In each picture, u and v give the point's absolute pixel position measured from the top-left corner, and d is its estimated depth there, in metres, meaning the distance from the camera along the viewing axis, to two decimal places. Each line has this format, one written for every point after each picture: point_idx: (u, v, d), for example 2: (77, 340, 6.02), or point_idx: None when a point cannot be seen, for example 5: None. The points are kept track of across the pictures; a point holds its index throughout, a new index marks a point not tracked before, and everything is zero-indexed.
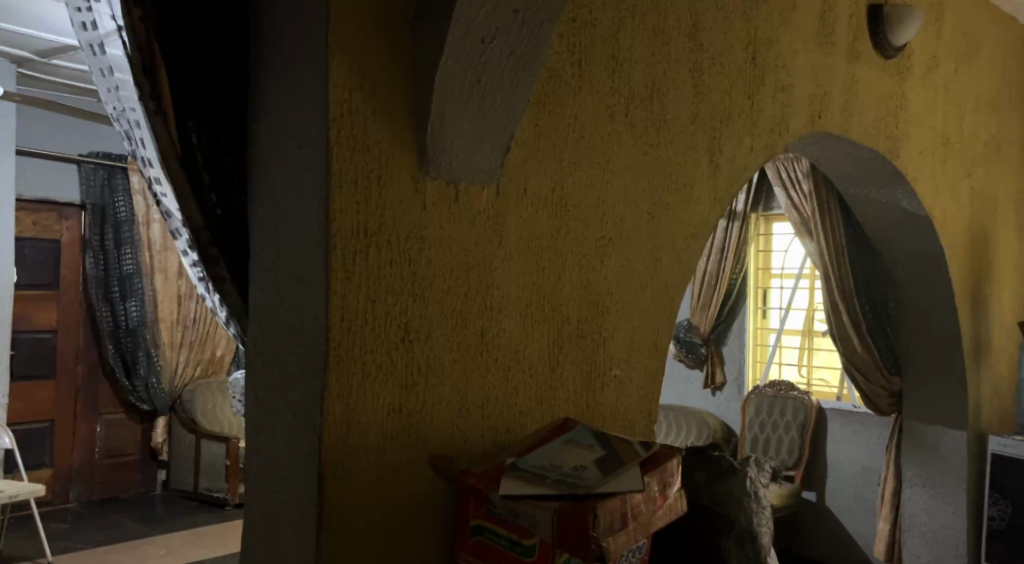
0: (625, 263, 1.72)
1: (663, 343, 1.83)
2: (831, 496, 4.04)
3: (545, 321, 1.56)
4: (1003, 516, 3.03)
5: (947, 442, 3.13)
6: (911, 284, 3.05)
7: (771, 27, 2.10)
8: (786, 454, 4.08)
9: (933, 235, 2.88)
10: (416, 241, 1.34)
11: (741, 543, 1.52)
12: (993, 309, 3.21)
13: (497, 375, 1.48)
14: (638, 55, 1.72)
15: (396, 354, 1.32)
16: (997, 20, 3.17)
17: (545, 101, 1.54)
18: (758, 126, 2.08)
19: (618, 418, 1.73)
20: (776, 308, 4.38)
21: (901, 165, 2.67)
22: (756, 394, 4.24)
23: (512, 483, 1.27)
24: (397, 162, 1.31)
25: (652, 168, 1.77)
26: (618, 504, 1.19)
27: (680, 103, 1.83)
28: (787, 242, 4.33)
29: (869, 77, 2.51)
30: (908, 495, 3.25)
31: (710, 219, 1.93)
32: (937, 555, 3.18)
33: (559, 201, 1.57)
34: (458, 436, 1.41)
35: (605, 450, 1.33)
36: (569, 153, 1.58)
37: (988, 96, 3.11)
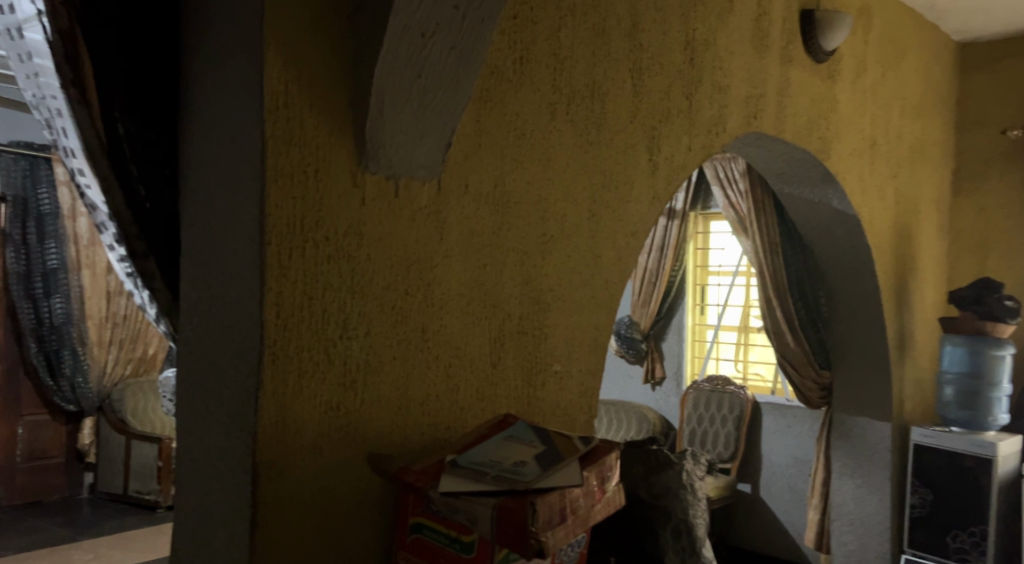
0: (566, 260, 1.74)
1: (603, 340, 1.85)
2: (764, 487, 4.15)
3: (485, 317, 1.56)
4: (924, 504, 3.13)
5: (873, 434, 3.26)
6: (843, 282, 3.14)
7: (708, 29, 2.14)
8: (722, 447, 4.16)
9: (861, 234, 2.97)
10: (354, 237, 1.32)
11: (677, 535, 1.57)
12: (916, 306, 3.34)
13: (438, 371, 1.47)
14: (579, 54, 1.73)
15: (334, 351, 1.30)
16: (922, 27, 3.28)
17: (487, 97, 1.53)
18: (696, 126, 2.11)
19: (558, 414, 1.74)
20: (713, 305, 4.46)
21: (831, 166, 2.75)
22: (694, 388, 4.31)
23: (452, 480, 1.26)
24: (336, 156, 1.29)
25: (592, 166, 1.78)
26: (557, 499, 1.20)
27: (620, 102, 1.85)
28: (724, 241, 4.41)
29: (801, 80, 2.57)
30: (837, 485, 3.36)
31: (649, 217, 1.96)
32: (863, 543, 3.29)
33: (501, 198, 1.57)
34: (398, 434, 1.40)
35: (545, 445, 1.33)
36: (510, 150, 1.59)
37: (912, 101, 3.23)
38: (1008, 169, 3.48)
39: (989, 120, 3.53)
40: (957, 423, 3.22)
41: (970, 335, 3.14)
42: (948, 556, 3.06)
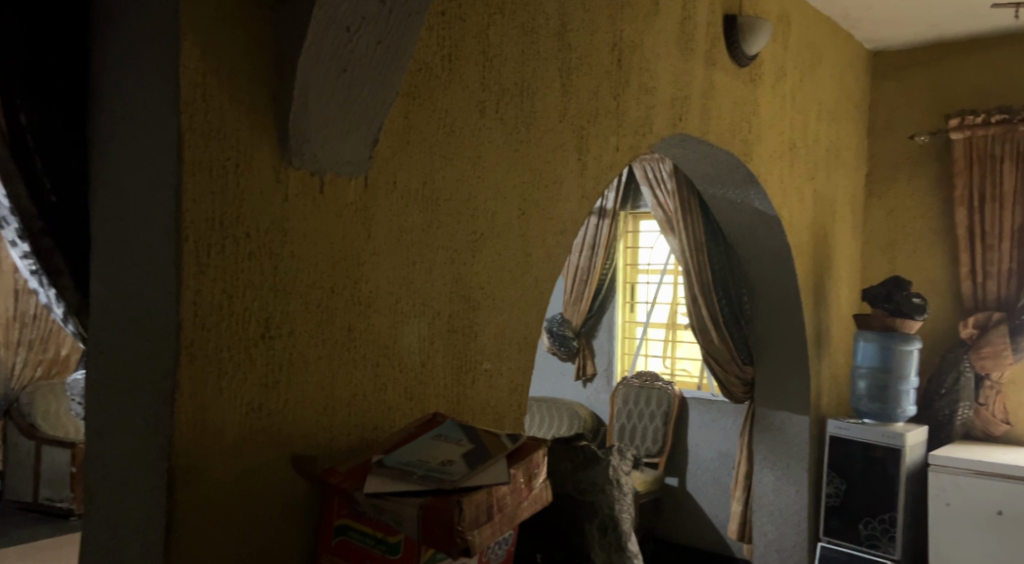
0: (496, 258, 1.74)
1: (533, 338, 1.86)
2: (690, 480, 4.24)
3: (414, 316, 1.55)
4: (838, 493, 3.21)
5: (792, 426, 3.36)
6: (764, 280, 3.25)
7: (635, 31, 2.17)
8: (650, 442, 4.24)
9: (781, 234, 3.07)
10: (277, 234, 1.29)
11: (603, 530, 1.59)
12: (832, 303, 3.47)
13: (366, 370, 1.45)
14: (509, 53, 1.73)
15: (256, 350, 1.27)
16: (837, 35, 3.41)
17: (415, 93, 1.52)
18: (623, 127, 2.14)
19: (489, 413, 1.74)
20: (642, 303, 4.54)
21: (753, 168, 2.83)
22: (623, 384, 4.37)
23: (378, 480, 1.25)
24: (258, 151, 1.26)
25: (522, 165, 1.79)
26: (484, 497, 1.20)
27: (549, 102, 1.86)
28: (653, 239, 4.50)
29: (724, 83, 2.64)
30: (758, 477, 3.46)
31: (579, 217, 1.98)
32: (782, 532, 3.39)
33: (430, 196, 1.56)
34: (323, 435, 1.38)
35: (473, 443, 1.33)
36: (440, 147, 1.58)
37: (828, 106, 3.35)
38: (916, 172, 3.64)
39: (898, 126, 3.69)
40: (869, 415, 3.34)
41: (880, 331, 3.26)
42: (859, 542, 3.15)
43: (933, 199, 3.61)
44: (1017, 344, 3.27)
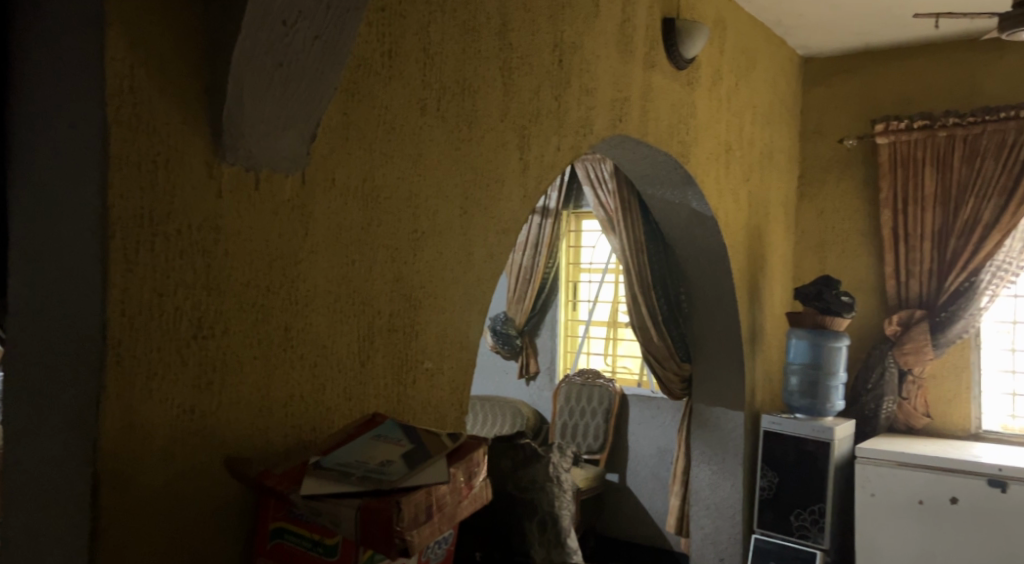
0: (437, 256, 1.73)
1: (475, 337, 1.86)
2: (630, 476, 4.30)
3: (354, 315, 1.53)
4: (772, 486, 3.30)
5: (727, 421, 3.44)
6: (700, 278, 3.32)
7: (575, 32, 2.18)
8: (592, 439, 4.27)
9: (718, 233, 3.13)
10: (210, 231, 1.26)
11: (543, 527, 1.59)
12: (766, 302, 3.56)
13: (304, 370, 1.43)
14: (449, 51, 1.72)
15: (187, 351, 1.24)
16: (771, 40, 3.49)
17: (354, 89, 1.50)
18: (564, 127, 2.16)
19: (429, 411, 1.73)
20: (584, 301, 4.58)
21: (691, 169, 2.88)
22: (566, 382, 4.42)
23: (314, 482, 1.23)
24: (189, 146, 1.23)
25: (463, 163, 1.78)
26: (423, 497, 1.20)
27: (490, 102, 1.86)
28: (595, 239, 4.54)
29: (663, 86, 2.68)
30: (695, 472, 3.53)
31: (520, 216, 1.98)
32: (717, 525, 3.46)
33: (370, 193, 1.55)
34: (258, 437, 1.35)
35: (413, 443, 1.32)
36: (379, 145, 1.56)
37: (762, 109, 3.44)
38: (845, 175, 3.76)
39: (828, 130, 3.81)
40: (800, 410, 3.41)
41: (811, 329, 3.35)
42: (790, 533, 3.24)
43: (860, 200, 3.72)
44: (937, 340, 3.40)
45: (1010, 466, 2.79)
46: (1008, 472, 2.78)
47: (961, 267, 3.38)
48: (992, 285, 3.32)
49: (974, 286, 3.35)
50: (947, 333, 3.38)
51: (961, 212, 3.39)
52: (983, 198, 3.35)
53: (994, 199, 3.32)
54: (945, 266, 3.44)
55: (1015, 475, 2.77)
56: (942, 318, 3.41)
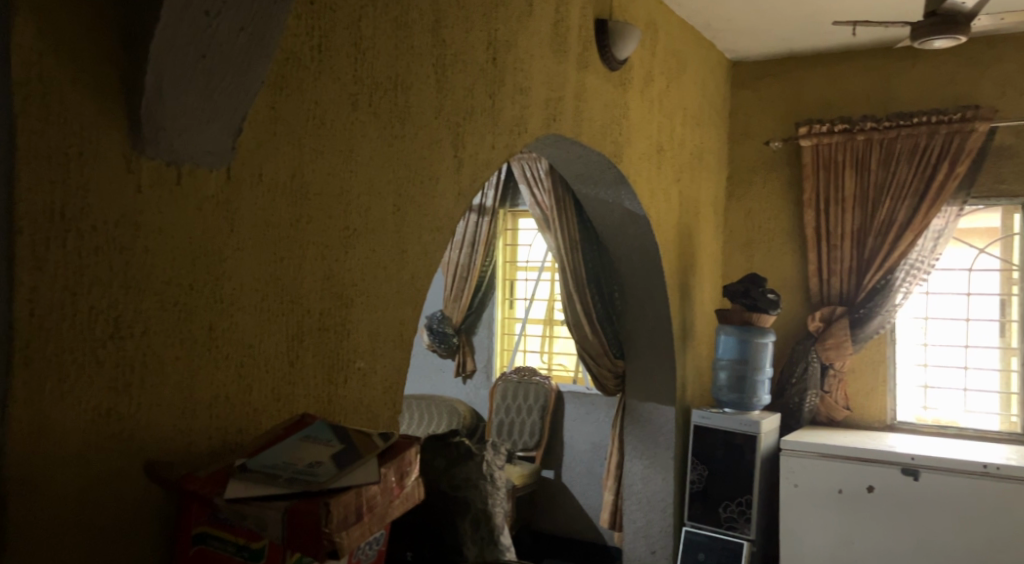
0: (369, 254, 1.71)
1: (409, 335, 1.84)
2: (566, 472, 4.32)
3: (282, 314, 1.50)
4: (701, 479, 3.36)
5: (659, 416, 3.50)
6: (633, 276, 3.37)
7: (509, 31, 2.18)
8: (528, 436, 4.29)
9: (650, 232, 3.18)
10: (129, 227, 1.22)
11: (476, 524, 1.61)
12: (696, 299, 3.63)
13: (230, 371, 1.40)
14: (381, 46, 1.70)
15: (103, 352, 1.20)
16: (700, 44, 3.56)
17: (282, 83, 1.47)
18: (498, 125, 2.16)
19: (361, 411, 1.71)
20: (521, 299, 4.59)
21: (624, 169, 2.92)
22: (502, 380, 4.42)
23: (239, 485, 1.20)
24: (106, 138, 1.18)
25: (396, 160, 1.77)
26: (353, 498, 1.19)
27: (423, 98, 1.84)
28: (531, 237, 4.57)
29: (596, 86, 2.71)
30: (628, 467, 3.58)
31: (454, 214, 1.98)
32: (649, 518, 3.51)
33: (299, 189, 1.52)
34: (180, 440, 1.31)
35: (344, 443, 1.30)
36: (309, 139, 1.53)
37: (692, 111, 3.51)
38: (771, 176, 3.86)
39: (755, 133, 3.91)
40: (729, 404, 3.48)
41: (738, 325, 3.44)
42: (719, 525, 3.30)
43: (785, 201, 3.83)
44: (857, 336, 3.53)
45: (921, 455, 2.91)
46: (920, 461, 2.90)
47: (878, 265, 3.52)
48: (906, 284, 3.46)
49: (890, 284, 3.49)
50: (865, 328, 3.52)
51: (878, 212, 3.53)
52: (898, 199, 3.49)
53: (908, 200, 3.46)
54: (864, 264, 3.57)
55: (927, 463, 2.89)
56: (861, 314, 3.54)
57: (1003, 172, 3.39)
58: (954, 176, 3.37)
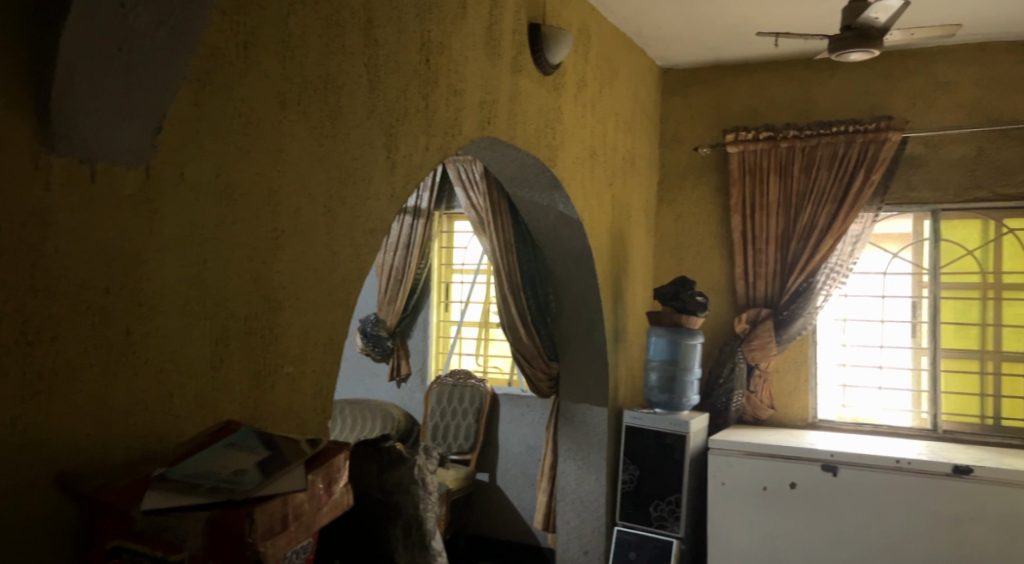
0: (299, 256, 1.68)
1: (340, 339, 1.82)
2: (500, 475, 4.33)
3: (206, 317, 1.46)
4: (632, 479, 3.40)
5: (592, 417, 3.54)
6: (568, 279, 3.40)
7: (442, 32, 2.18)
8: (463, 439, 4.28)
9: (582, 235, 3.22)
10: (38, 228, 1.17)
11: (407, 531, 1.61)
12: (628, 301, 3.69)
13: (148, 378, 1.35)
14: (311, 44, 1.68)
15: (9, 358, 1.15)
16: (632, 50, 3.62)
17: (206, 79, 1.43)
18: (432, 127, 2.14)
19: (289, 417, 1.67)
20: (456, 302, 4.58)
21: (558, 173, 2.95)
22: (437, 383, 4.41)
23: (159, 495, 1.17)
24: (13, 134, 1.13)
25: (327, 160, 1.74)
26: (278, 506, 1.18)
27: (355, 98, 1.82)
28: (466, 240, 4.57)
29: (530, 90, 2.72)
30: (562, 468, 3.60)
31: (387, 216, 1.96)
32: (582, 519, 3.54)
33: (224, 189, 1.48)
34: (96, 449, 1.27)
35: (270, 450, 1.28)
36: (235, 138, 1.50)
37: (624, 116, 3.56)
38: (700, 181, 3.95)
39: (685, 138, 3.99)
40: (659, 405, 3.53)
41: (668, 327, 3.49)
42: (650, 524, 3.35)
43: (714, 205, 3.92)
44: (781, 337, 3.64)
45: (840, 451, 3.02)
46: (839, 457, 3.01)
47: (801, 269, 3.63)
48: (826, 286, 3.58)
49: (811, 287, 3.61)
50: (788, 330, 3.63)
51: (800, 217, 3.64)
52: (819, 205, 3.61)
53: (828, 205, 3.58)
54: (787, 267, 3.68)
55: (845, 459, 3.00)
56: (784, 316, 3.65)
57: (914, 181, 3.55)
58: (871, 184, 3.51)
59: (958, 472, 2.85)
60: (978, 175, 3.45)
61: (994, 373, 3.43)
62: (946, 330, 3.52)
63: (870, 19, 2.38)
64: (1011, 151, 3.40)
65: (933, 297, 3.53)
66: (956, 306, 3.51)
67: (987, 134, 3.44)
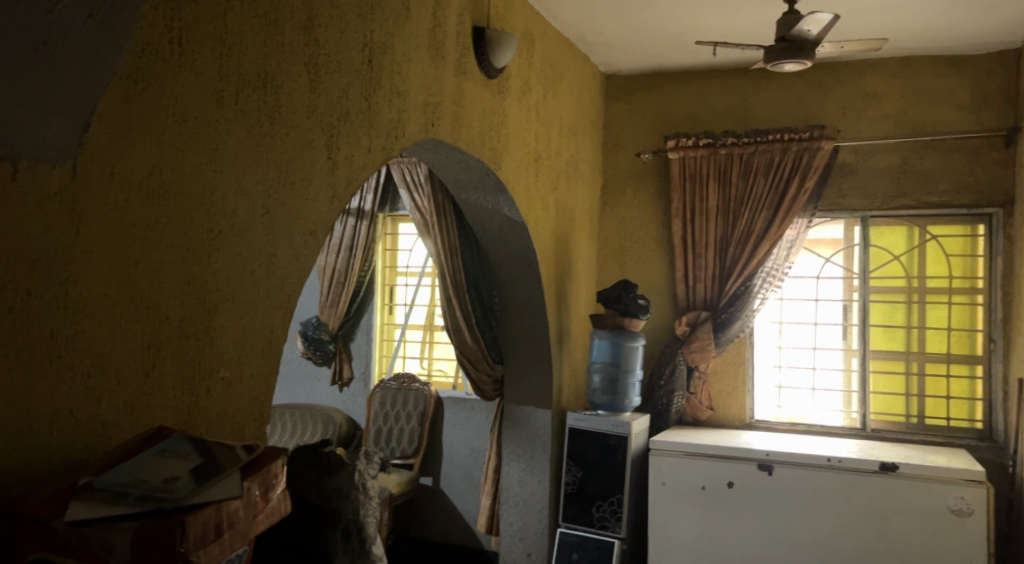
0: (235, 258, 1.65)
1: (278, 342, 1.79)
2: (444, 479, 4.31)
3: (137, 321, 1.42)
4: (575, 480, 3.43)
5: (536, 419, 3.55)
6: (512, 282, 3.40)
7: (385, 33, 2.16)
8: (406, 444, 4.25)
9: (527, 238, 3.23)
10: None
11: (347, 535, 1.60)
12: (572, 304, 3.71)
13: (75, 383, 1.31)
14: (249, 42, 1.65)
15: None
16: (576, 56, 3.65)
17: (138, 76, 1.39)
18: (375, 128, 2.13)
19: (226, 422, 1.64)
20: (400, 304, 4.55)
21: (502, 176, 2.96)
22: (380, 387, 4.37)
23: (84, 507, 1.13)
24: None
25: (265, 160, 1.71)
26: (212, 514, 1.15)
27: (295, 98, 1.79)
28: (411, 242, 4.54)
29: (474, 93, 2.72)
30: (505, 470, 3.61)
31: (328, 217, 1.94)
32: (525, 521, 3.55)
33: (157, 189, 1.44)
34: (17, 458, 1.22)
35: (204, 458, 1.25)
36: (168, 137, 1.46)
37: (568, 121, 3.59)
38: (642, 186, 4.00)
39: (627, 144, 4.04)
40: (602, 407, 3.56)
41: (611, 330, 3.52)
42: (592, 524, 3.38)
43: (655, 210, 3.97)
44: (720, 339, 3.72)
45: (775, 451, 3.10)
46: (774, 457, 3.09)
47: (739, 272, 3.71)
48: (763, 289, 3.67)
49: (749, 291, 3.69)
50: (727, 332, 3.71)
51: (738, 222, 3.72)
52: (756, 210, 3.69)
53: (765, 211, 3.67)
54: (726, 271, 3.75)
55: (780, 458, 3.08)
56: (723, 319, 3.72)
57: (845, 188, 3.66)
58: (805, 190, 3.60)
59: (884, 469, 2.95)
60: (904, 183, 3.58)
61: (919, 374, 3.57)
62: (875, 332, 3.64)
63: (803, 31, 2.45)
64: (934, 161, 3.54)
65: (862, 300, 3.65)
66: (884, 309, 3.63)
67: (913, 144, 3.57)
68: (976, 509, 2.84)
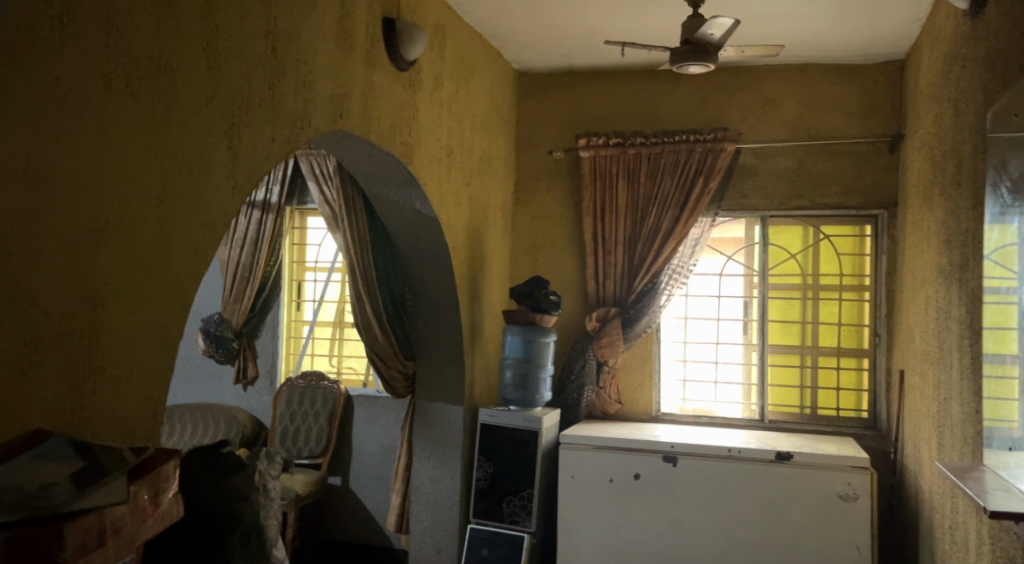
0: (125, 251, 1.56)
1: (174, 340, 1.71)
2: (353, 478, 4.23)
3: (12, 316, 1.33)
4: (486, 476, 3.42)
5: (447, 416, 3.52)
6: (424, 278, 3.37)
7: (290, 21, 2.09)
8: (314, 443, 4.17)
9: (438, 233, 3.20)
10: None
11: (246, 538, 1.54)
12: (484, 301, 3.71)
13: None
14: (141, 24, 1.57)
15: None
16: (488, 52, 3.65)
17: (13, 55, 1.30)
18: (279, 118, 2.06)
19: (113, 423, 1.55)
20: (309, 301, 4.45)
21: (413, 170, 2.92)
22: (287, 385, 4.25)
23: None
24: None
25: (159, 148, 1.63)
26: (93, 522, 1.11)
27: (192, 84, 1.72)
28: (320, 236, 4.44)
29: (384, 86, 2.68)
30: (416, 468, 3.56)
31: (228, 209, 1.86)
32: (435, 518, 3.52)
33: (37, 175, 1.36)
34: None
35: (86, 461, 1.19)
36: (49, 121, 1.38)
37: (480, 118, 3.58)
38: (554, 184, 4.03)
39: (539, 142, 4.07)
40: (513, 402, 3.56)
41: (523, 326, 3.53)
42: (502, 519, 3.38)
43: (566, 207, 4.01)
44: (627, 334, 3.79)
45: (679, 443, 3.18)
46: (679, 448, 3.18)
47: (646, 269, 3.78)
48: (668, 287, 3.75)
49: (655, 287, 3.77)
50: (635, 328, 3.78)
51: (645, 221, 3.79)
52: (663, 209, 3.77)
53: (671, 210, 3.76)
54: (634, 268, 3.82)
55: (684, 450, 3.17)
56: (631, 315, 3.79)
57: (746, 189, 3.79)
58: (709, 191, 3.71)
59: (780, 458, 3.07)
60: (800, 185, 3.72)
61: (812, 367, 3.72)
62: (773, 328, 3.77)
63: (706, 35, 2.50)
64: (828, 164, 3.70)
65: (761, 297, 3.77)
66: (781, 305, 3.76)
67: (808, 148, 3.73)
68: (862, 494, 2.98)
